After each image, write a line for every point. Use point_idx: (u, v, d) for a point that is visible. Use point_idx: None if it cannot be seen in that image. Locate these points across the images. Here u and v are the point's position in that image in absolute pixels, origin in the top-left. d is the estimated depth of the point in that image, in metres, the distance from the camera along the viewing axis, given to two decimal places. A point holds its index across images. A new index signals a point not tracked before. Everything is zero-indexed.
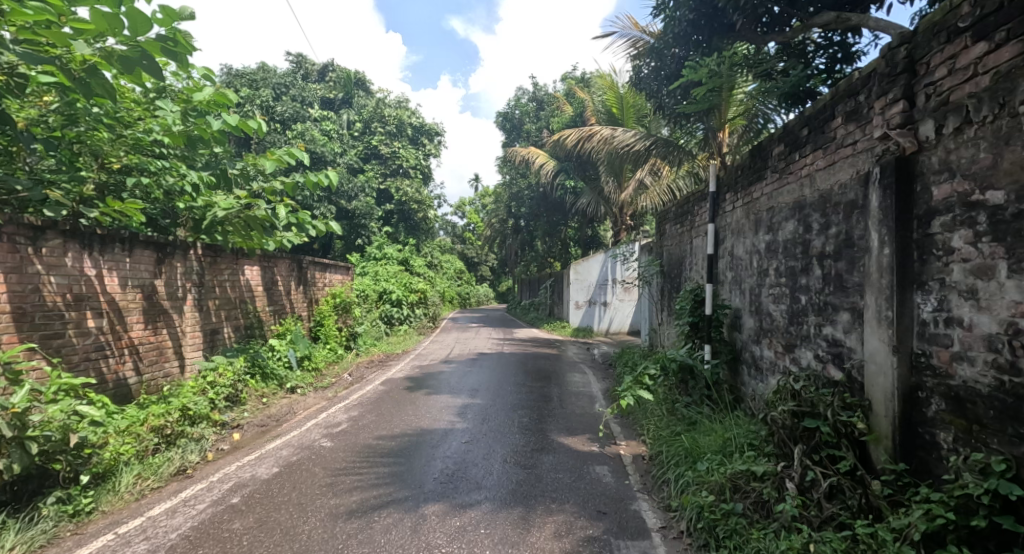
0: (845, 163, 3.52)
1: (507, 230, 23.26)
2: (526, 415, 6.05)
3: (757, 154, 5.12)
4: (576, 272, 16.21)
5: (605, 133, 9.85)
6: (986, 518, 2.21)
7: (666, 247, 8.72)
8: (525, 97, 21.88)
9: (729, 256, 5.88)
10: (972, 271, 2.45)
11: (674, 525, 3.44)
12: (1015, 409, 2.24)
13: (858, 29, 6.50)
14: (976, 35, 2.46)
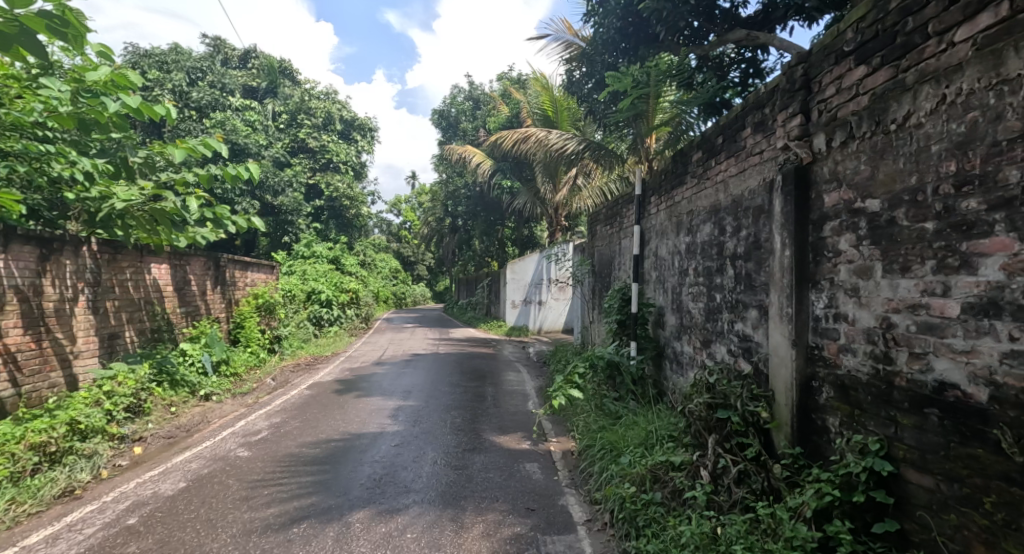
0: (753, 170, 3.80)
1: (443, 229, 23.05)
2: (459, 416, 6.03)
3: (678, 160, 5.41)
4: (513, 270, 16.47)
5: (540, 135, 10.00)
6: (865, 493, 2.45)
7: (597, 247, 8.99)
8: (461, 96, 21.82)
9: (654, 256, 6.17)
10: (855, 271, 2.71)
11: (598, 517, 3.57)
12: (885, 394, 2.50)
13: (766, 48, 7.09)
14: (858, 59, 2.74)
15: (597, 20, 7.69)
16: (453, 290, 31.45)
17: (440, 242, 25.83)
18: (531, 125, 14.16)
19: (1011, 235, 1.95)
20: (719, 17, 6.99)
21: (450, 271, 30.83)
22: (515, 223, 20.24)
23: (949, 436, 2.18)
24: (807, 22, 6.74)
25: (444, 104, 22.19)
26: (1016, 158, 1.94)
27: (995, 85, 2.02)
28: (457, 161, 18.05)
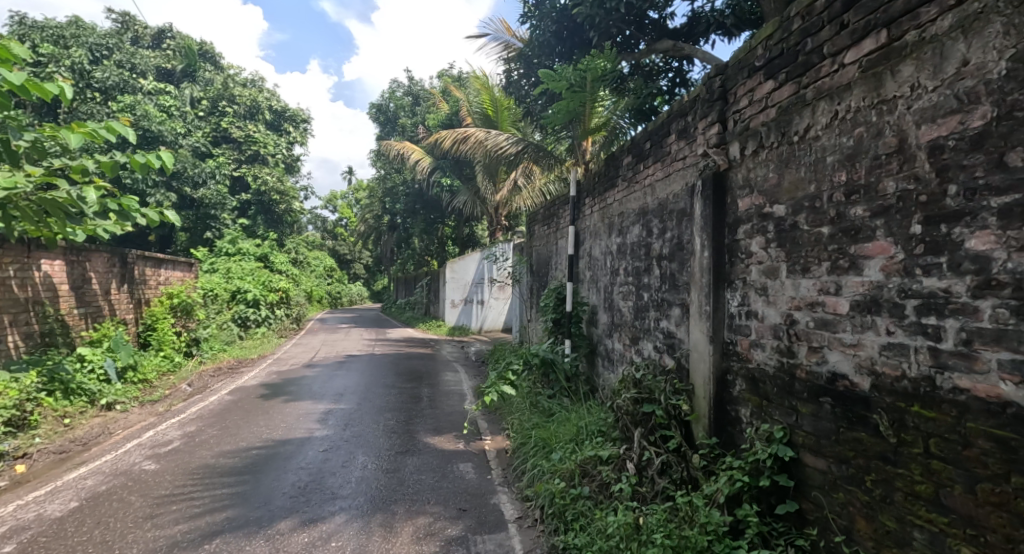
0: (677, 175, 4.00)
1: (381, 226, 22.53)
2: (393, 418, 5.91)
3: (610, 163, 5.59)
4: (452, 270, 16.33)
5: (479, 135, 9.80)
6: (769, 478, 2.63)
7: (535, 247, 9.12)
8: (400, 91, 21.43)
9: (587, 256, 6.33)
10: (764, 271, 2.90)
11: (529, 514, 3.63)
12: (789, 385, 2.68)
13: (690, 59, 7.52)
14: (766, 74, 2.94)
15: (534, 22, 7.93)
16: (391, 289, 30.76)
17: (378, 239, 25.22)
18: (471, 123, 14.13)
19: (888, 239, 2.11)
20: (648, 26, 7.34)
21: (388, 269, 30.13)
22: (455, 222, 20.09)
23: (838, 421, 2.34)
24: (726, 37, 7.19)
25: (382, 99, 21.66)
26: (892, 170, 2.11)
27: (878, 103, 2.19)
28: (394, 158, 17.69)
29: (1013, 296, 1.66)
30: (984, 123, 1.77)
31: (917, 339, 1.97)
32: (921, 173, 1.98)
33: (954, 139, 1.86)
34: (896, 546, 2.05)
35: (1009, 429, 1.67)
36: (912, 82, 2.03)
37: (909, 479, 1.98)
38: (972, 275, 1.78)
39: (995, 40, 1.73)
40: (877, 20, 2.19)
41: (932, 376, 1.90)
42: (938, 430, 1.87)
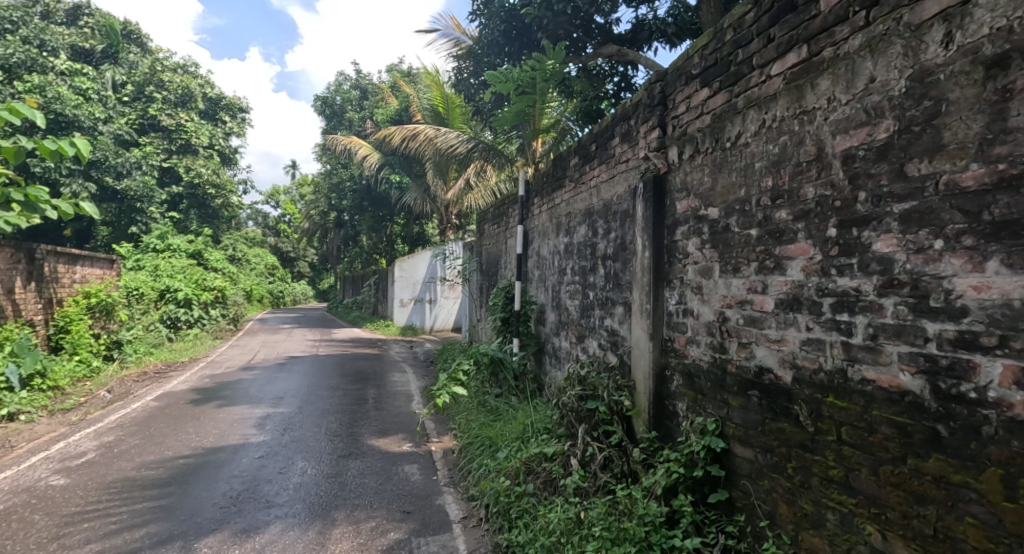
0: (621, 177, 4.11)
1: (326, 223, 21.84)
2: (336, 420, 5.76)
3: (558, 164, 5.67)
4: (401, 269, 16.07)
5: (429, 132, 9.59)
6: (703, 469, 2.76)
7: (485, 246, 9.12)
8: (347, 84, 20.86)
9: (536, 256, 6.40)
10: (699, 271, 3.03)
11: (474, 514, 3.63)
12: (721, 379, 2.81)
13: (634, 65, 7.75)
14: (702, 82, 3.07)
15: (483, 20, 7.93)
16: (337, 288, 29.87)
17: (324, 236, 24.42)
18: (421, 120, 13.93)
19: (808, 241, 2.25)
20: (594, 31, 7.53)
21: (333, 267, 29.23)
22: (404, 220, 19.73)
23: (764, 413, 2.47)
24: (668, 45, 7.44)
25: (328, 92, 20.99)
26: (812, 177, 2.25)
27: (800, 114, 2.33)
28: (340, 153, 17.18)
29: (910, 294, 1.79)
30: (888, 135, 1.91)
31: (832, 335, 2.11)
32: (836, 181, 2.12)
33: (863, 149, 2.01)
34: (813, 527, 2.18)
35: (906, 415, 1.79)
36: (829, 95, 2.17)
37: (824, 465, 2.12)
38: (877, 275, 1.91)
39: (897, 60, 1.88)
40: (799, 36, 2.33)
41: (845, 368, 2.04)
42: (849, 418, 2.01)
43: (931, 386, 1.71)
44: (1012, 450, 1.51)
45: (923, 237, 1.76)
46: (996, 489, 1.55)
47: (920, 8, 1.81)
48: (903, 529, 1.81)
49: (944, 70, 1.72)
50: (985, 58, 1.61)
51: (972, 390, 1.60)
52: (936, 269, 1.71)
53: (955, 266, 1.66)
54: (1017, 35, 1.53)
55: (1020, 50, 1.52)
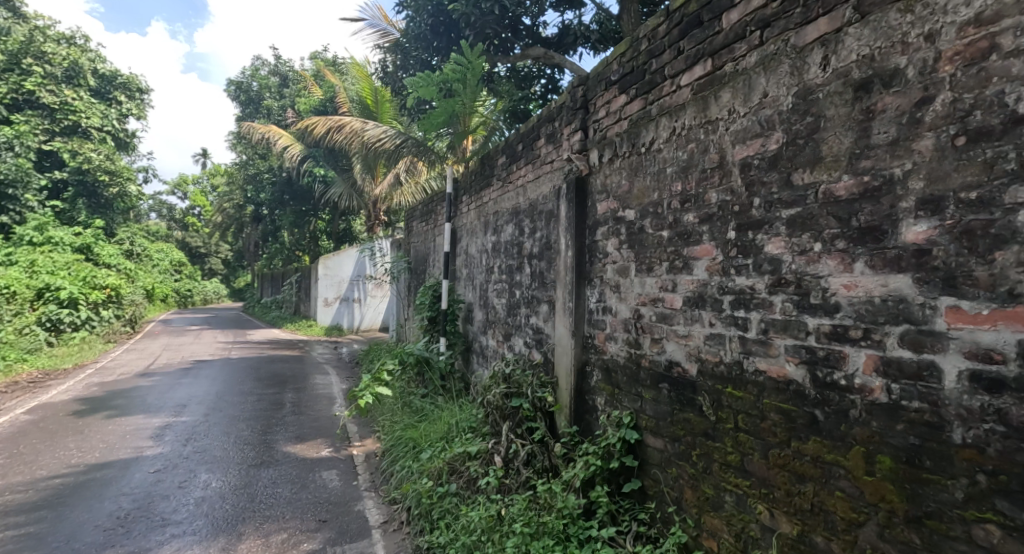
0: (546, 177, 4.19)
1: (241, 217, 20.52)
2: (248, 427, 5.44)
3: (485, 163, 5.69)
4: (325, 267, 15.39)
5: (355, 124, 9.21)
6: (618, 460, 2.88)
7: (413, 244, 8.95)
8: (266, 69, 19.73)
9: (464, 254, 6.38)
10: (617, 270, 3.16)
11: (395, 517, 3.57)
12: (636, 374, 2.94)
13: (560, 68, 7.92)
14: (620, 88, 3.20)
15: (410, 13, 7.80)
16: (255, 286, 28.17)
17: (239, 231, 22.95)
18: (346, 111, 13.43)
19: (711, 242, 2.40)
20: (522, 32, 7.63)
21: (250, 264, 27.52)
22: (329, 215, 18.97)
23: (673, 405, 2.62)
24: (592, 51, 7.67)
25: (243, 77, 19.73)
26: (714, 183, 2.41)
27: (704, 124, 2.48)
28: (258, 143, 16.21)
29: (795, 292, 1.97)
30: (777, 147, 2.08)
31: (731, 329, 2.27)
32: (735, 187, 2.29)
33: (757, 159, 2.18)
34: (713, 510, 2.34)
35: (791, 402, 1.97)
36: (729, 107, 2.33)
37: (723, 451, 2.28)
38: (768, 274, 2.08)
39: (785, 78, 2.05)
40: (704, 50, 2.49)
41: (741, 360, 2.20)
42: (744, 407, 2.17)
43: (811, 375, 1.89)
44: (872, 430, 1.69)
45: (806, 240, 1.93)
46: (859, 465, 1.72)
47: (803, 32, 1.99)
48: (787, 506, 1.98)
49: (823, 89, 1.90)
50: (854, 80, 1.79)
51: (843, 377, 1.79)
52: (815, 270, 1.89)
53: (830, 267, 1.84)
54: (878, 63, 1.71)
55: (881, 75, 1.71)
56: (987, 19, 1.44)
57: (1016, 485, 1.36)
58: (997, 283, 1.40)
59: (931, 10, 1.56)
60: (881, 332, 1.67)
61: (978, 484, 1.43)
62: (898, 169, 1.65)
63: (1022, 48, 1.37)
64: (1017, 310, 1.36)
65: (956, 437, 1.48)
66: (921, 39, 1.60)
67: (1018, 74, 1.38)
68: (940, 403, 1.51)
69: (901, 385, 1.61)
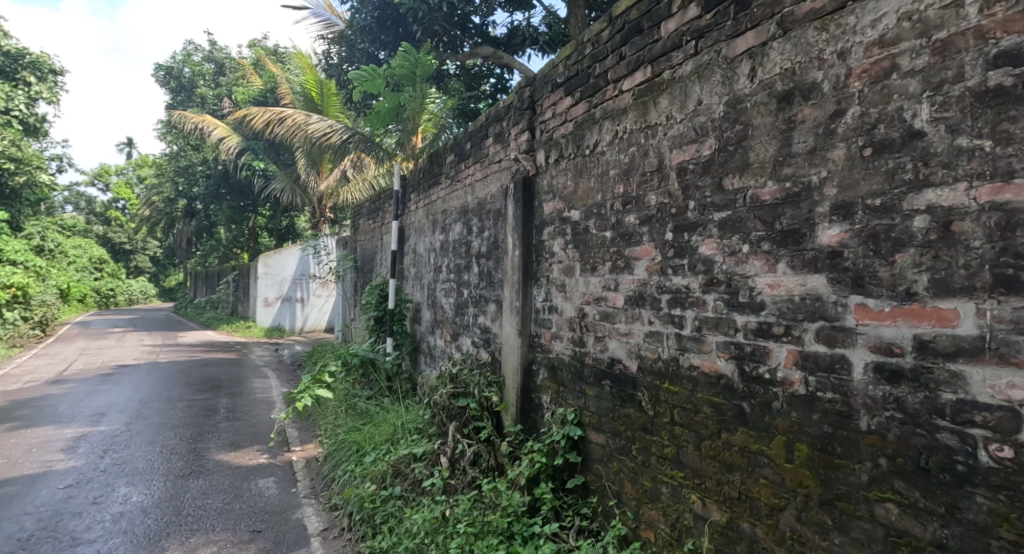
0: (494, 177, 4.20)
1: (172, 212, 19.37)
2: (177, 435, 5.15)
3: (434, 161, 5.63)
4: (265, 265, 14.77)
5: (298, 117, 8.90)
6: (563, 457, 2.93)
7: (360, 241, 8.74)
8: (199, 56, 18.72)
9: (412, 253, 6.30)
10: (563, 269, 3.21)
11: (336, 524, 3.48)
12: (580, 371, 3.00)
13: (509, 68, 7.95)
14: (566, 91, 3.24)
15: (355, 4, 7.62)
16: (187, 285, 26.65)
17: (170, 226, 21.67)
18: (289, 102, 12.95)
19: (651, 243, 2.48)
20: (472, 30, 7.62)
21: (182, 261, 26.01)
22: (269, 211, 18.22)
23: (615, 400, 2.69)
24: (540, 53, 7.72)
25: (174, 62, 18.62)
26: (654, 186, 2.49)
27: (645, 128, 2.56)
28: (190, 133, 15.36)
29: (726, 291, 2.07)
30: (710, 152, 2.18)
31: (668, 327, 2.36)
32: (673, 191, 2.37)
33: (693, 164, 2.27)
34: (651, 501, 2.43)
35: (721, 395, 2.07)
36: (667, 113, 2.42)
37: (660, 444, 2.37)
38: (702, 274, 2.18)
39: (717, 87, 2.16)
40: (645, 57, 2.57)
41: (677, 356, 2.30)
42: (680, 402, 2.26)
43: (740, 369, 2.00)
44: (792, 420, 1.80)
45: (736, 242, 2.04)
46: (781, 453, 1.82)
47: (734, 44, 2.09)
48: (717, 495, 2.08)
49: (751, 99, 2.01)
50: (778, 92, 1.91)
51: (767, 371, 1.89)
52: (744, 270, 1.99)
53: (757, 267, 1.94)
54: (798, 76, 1.83)
55: (801, 88, 1.82)
56: (889, 41, 1.56)
57: (911, 466, 1.47)
58: (897, 282, 1.52)
59: (844, 30, 1.68)
60: (800, 329, 1.78)
61: (880, 466, 1.55)
62: (816, 177, 1.76)
63: (918, 68, 1.49)
64: (913, 308, 1.48)
65: (863, 424, 1.59)
66: (835, 56, 1.72)
67: (914, 92, 1.50)
68: (850, 394, 1.63)
69: (817, 378, 1.72)
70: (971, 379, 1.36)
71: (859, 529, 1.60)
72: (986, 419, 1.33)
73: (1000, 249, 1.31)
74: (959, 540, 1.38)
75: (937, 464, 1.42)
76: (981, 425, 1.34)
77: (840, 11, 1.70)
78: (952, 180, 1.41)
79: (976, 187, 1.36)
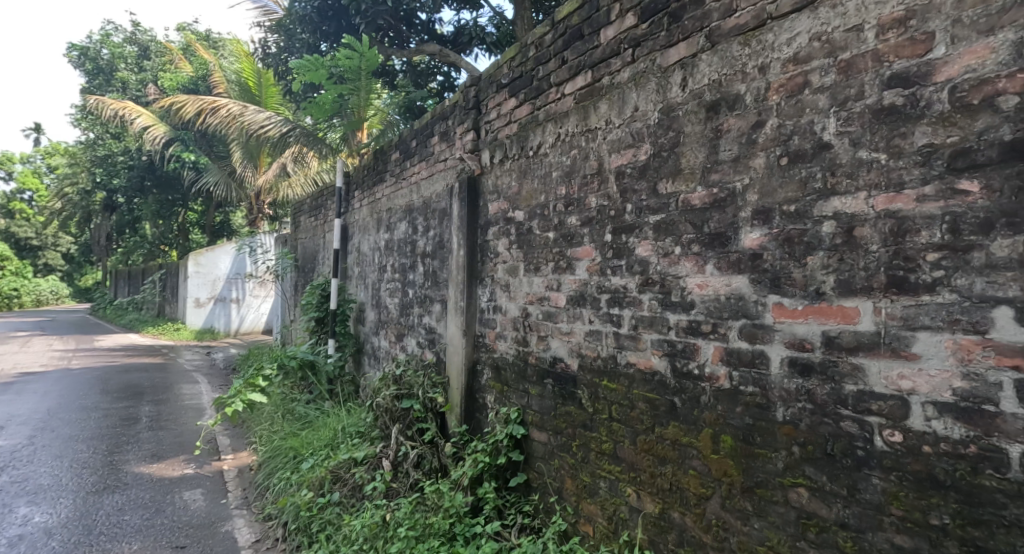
0: (439, 175, 4.17)
1: (90, 206, 17.99)
2: (92, 448, 4.80)
3: (379, 158, 5.52)
4: (196, 263, 13.93)
5: (232, 108, 8.47)
6: (506, 456, 2.95)
7: (301, 239, 8.45)
8: (121, 38, 17.49)
9: (356, 252, 6.15)
10: (507, 269, 3.23)
11: (268, 535, 3.36)
12: (523, 371, 3.03)
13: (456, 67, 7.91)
14: (510, 92, 3.27)
15: None
16: (107, 284, 24.78)
17: (86, 221, 20.09)
18: (222, 91, 12.30)
19: (591, 244, 2.55)
20: (418, 26, 7.54)
21: (101, 259, 24.17)
22: (202, 206, 17.26)
23: (557, 399, 2.74)
24: (488, 53, 7.71)
25: (92, 43, 17.30)
26: (594, 189, 2.56)
27: (585, 132, 2.62)
28: (111, 121, 14.32)
29: (659, 291, 2.15)
30: (646, 157, 2.26)
31: (607, 326, 2.42)
32: (611, 194, 2.44)
33: (630, 168, 2.35)
34: (589, 496, 2.49)
35: (655, 391, 2.15)
36: (606, 118, 2.49)
37: (599, 440, 2.43)
38: (638, 275, 2.25)
39: (652, 94, 2.24)
40: (585, 62, 2.63)
41: (615, 354, 2.37)
42: (617, 398, 2.33)
43: (672, 366, 2.09)
44: (718, 414, 1.89)
45: (668, 244, 2.12)
46: (708, 445, 1.92)
47: (667, 54, 2.18)
48: (651, 487, 2.16)
49: (682, 107, 2.10)
50: (706, 102, 2.00)
51: (696, 366, 1.99)
52: (676, 271, 2.08)
53: (687, 268, 2.04)
54: (724, 88, 1.93)
55: (726, 99, 1.93)
56: (802, 59, 1.68)
57: (819, 453, 1.59)
58: (808, 283, 1.63)
59: (763, 46, 1.80)
60: (726, 327, 1.88)
61: (793, 454, 1.66)
62: (740, 184, 1.86)
63: (827, 85, 1.61)
64: (823, 307, 1.59)
65: (779, 415, 1.70)
66: (756, 70, 1.82)
67: (823, 107, 1.62)
68: (768, 387, 1.74)
69: (740, 372, 1.83)
70: (870, 371, 1.48)
71: (775, 513, 1.71)
72: (881, 408, 1.45)
73: (893, 252, 1.44)
74: (858, 519, 1.50)
75: (841, 449, 1.54)
76: (877, 413, 1.46)
77: (760, 28, 1.81)
78: (854, 189, 1.53)
79: (873, 196, 1.49)
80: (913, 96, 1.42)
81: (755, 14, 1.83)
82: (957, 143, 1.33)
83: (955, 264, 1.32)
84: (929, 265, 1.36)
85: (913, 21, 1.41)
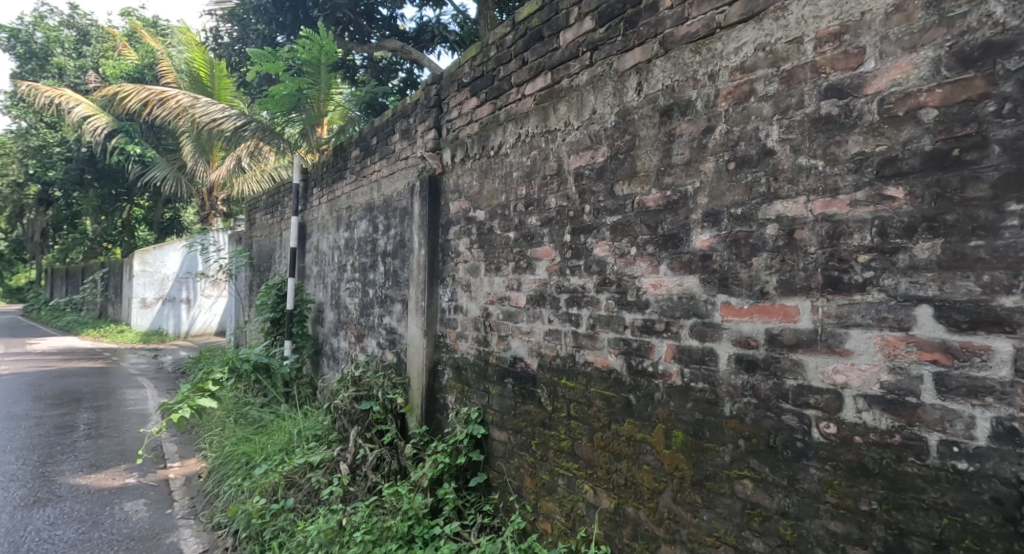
0: (400, 174, 4.13)
1: (23, 200, 16.89)
2: (24, 459, 4.52)
3: (338, 154, 5.42)
4: (142, 262, 13.39)
5: (182, 99, 8.11)
6: (465, 456, 2.95)
7: (256, 237, 8.18)
8: (59, 22, 16.49)
9: (314, 251, 6.00)
10: (467, 269, 3.23)
11: (217, 544, 3.25)
12: (483, 370, 3.03)
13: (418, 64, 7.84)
14: (471, 91, 3.26)
15: None
16: (44, 284, 23.34)
17: (20, 216, 18.85)
18: (170, 81, 11.76)
19: (551, 245, 2.57)
20: (379, 21, 7.44)
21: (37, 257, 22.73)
22: (149, 202, 16.48)
23: (517, 398, 2.75)
24: (450, 51, 7.68)
25: (25, 26, 16.25)
26: (553, 190, 2.58)
27: (545, 133, 2.65)
28: (46, 109, 13.49)
29: (616, 291, 2.20)
30: (603, 160, 2.30)
31: (566, 325, 2.45)
32: (570, 195, 2.48)
33: (588, 169, 2.39)
34: (548, 494, 2.52)
35: (611, 389, 2.20)
36: (565, 119, 2.52)
37: (558, 438, 2.46)
38: (596, 275, 2.29)
39: (609, 98, 2.28)
40: (545, 64, 2.66)
41: (573, 353, 2.40)
42: (575, 396, 2.37)
43: (627, 364, 2.13)
44: (670, 410, 1.95)
45: (624, 245, 2.17)
46: (661, 440, 1.97)
47: (623, 59, 2.23)
48: (607, 482, 2.20)
49: (637, 111, 2.15)
50: (659, 106, 2.06)
51: (650, 364, 2.04)
52: (631, 271, 2.13)
53: (642, 268, 2.09)
54: (677, 93, 1.99)
55: (678, 105, 1.98)
56: (748, 68, 1.75)
57: (762, 445, 1.66)
58: (753, 283, 1.70)
59: (713, 54, 1.86)
60: (677, 325, 1.94)
61: (739, 447, 1.72)
62: (691, 187, 1.92)
63: (770, 94, 1.68)
64: (766, 306, 1.66)
65: (726, 410, 1.77)
66: (706, 77, 1.89)
67: (766, 114, 1.69)
68: (716, 383, 1.80)
69: (691, 370, 1.88)
70: (808, 367, 1.55)
71: (722, 505, 1.77)
72: (818, 401, 1.53)
73: (829, 254, 1.51)
74: (797, 508, 1.57)
75: (782, 442, 1.61)
76: (814, 406, 1.54)
77: (710, 36, 1.87)
78: (794, 194, 1.60)
79: (812, 201, 1.56)
80: (847, 106, 1.49)
81: (705, 23, 1.89)
82: (885, 151, 1.41)
83: (884, 265, 1.40)
84: (861, 266, 1.44)
85: (848, 36, 1.49)
